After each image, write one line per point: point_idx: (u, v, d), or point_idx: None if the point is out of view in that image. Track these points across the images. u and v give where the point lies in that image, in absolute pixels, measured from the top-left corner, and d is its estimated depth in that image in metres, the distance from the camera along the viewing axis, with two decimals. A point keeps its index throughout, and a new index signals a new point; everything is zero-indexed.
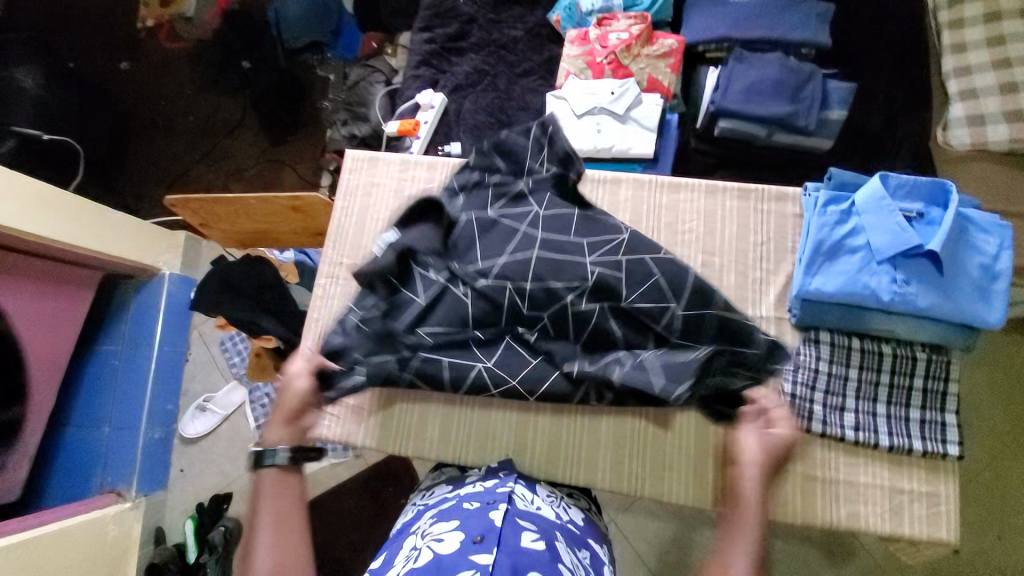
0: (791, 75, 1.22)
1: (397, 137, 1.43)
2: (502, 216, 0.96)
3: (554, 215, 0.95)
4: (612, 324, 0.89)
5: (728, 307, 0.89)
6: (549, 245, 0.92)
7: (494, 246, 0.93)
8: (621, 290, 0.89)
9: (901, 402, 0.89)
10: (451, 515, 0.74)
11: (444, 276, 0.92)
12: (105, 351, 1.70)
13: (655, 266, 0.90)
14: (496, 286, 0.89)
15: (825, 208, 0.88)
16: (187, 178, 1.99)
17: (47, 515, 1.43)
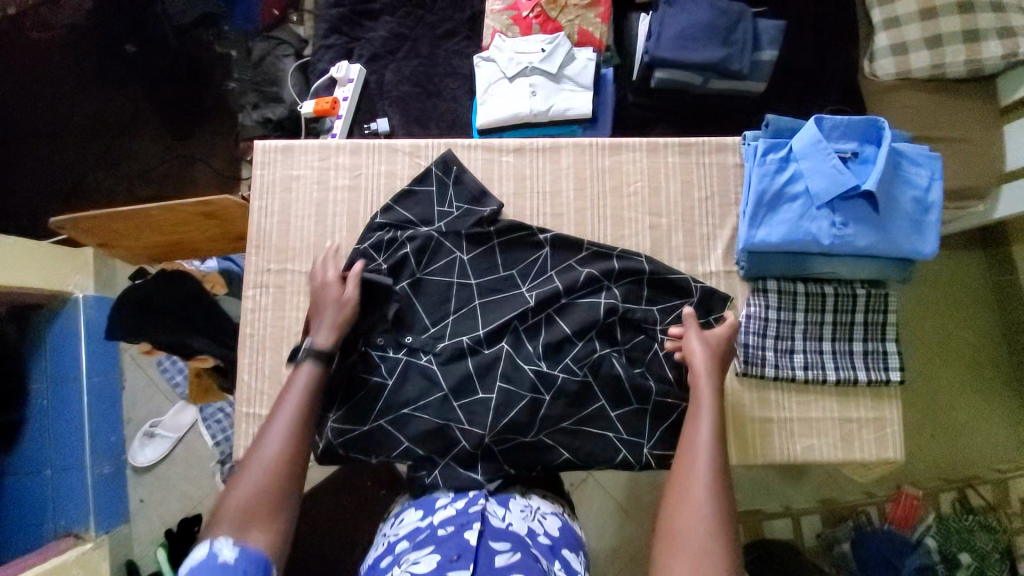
0: (722, 17, 1.18)
1: (316, 118, 1.28)
2: (433, 274, 0.93)
3: (478, 254, 0.95)
4: (563, 325, 0.90)
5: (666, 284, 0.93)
6: (486, 288, 0.93)
7: (439, 303, 0.92)
8: (559, 293, 0.91)
9: (846, 338, 0.92)
10: (423, 541, 0.69)
11: (401, 353, 0.89)
12: (30, 390, 1.53)
13: (581, 266, 0.93)
14: (455, 342, 0.89)
15: (764, 157, 0.86)
16: (86, 184, 1.76)
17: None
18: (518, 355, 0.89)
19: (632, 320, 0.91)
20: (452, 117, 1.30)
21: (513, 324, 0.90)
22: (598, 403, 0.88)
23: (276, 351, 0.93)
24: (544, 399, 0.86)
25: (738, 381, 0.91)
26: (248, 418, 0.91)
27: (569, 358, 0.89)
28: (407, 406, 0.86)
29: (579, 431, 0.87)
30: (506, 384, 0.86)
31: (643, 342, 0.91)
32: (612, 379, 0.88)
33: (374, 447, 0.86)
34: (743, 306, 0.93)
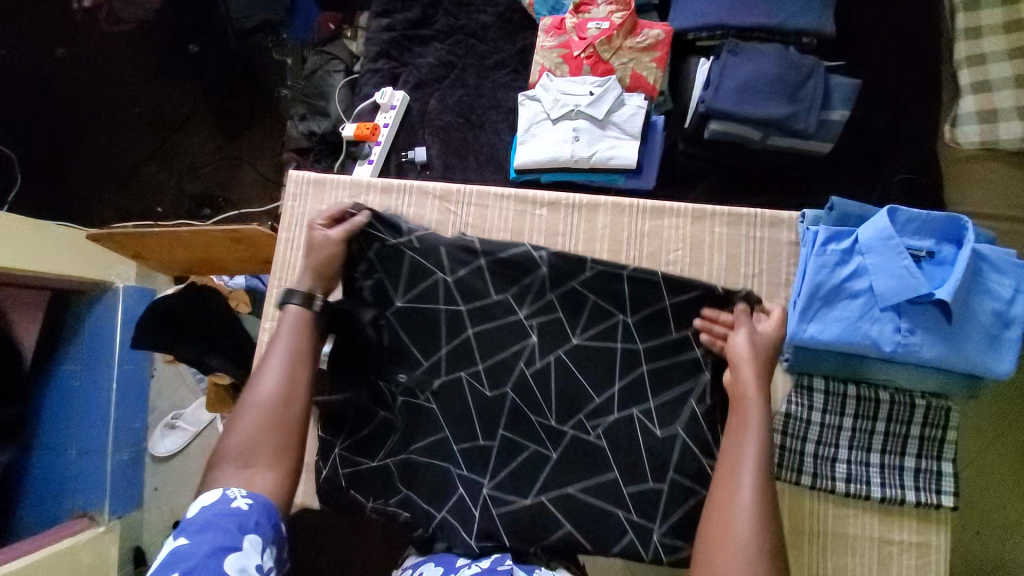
0: (791, 72, 1.09)
1: (356, 142, 1.28)
2: (412, 302, 0.85)
3: (468, 273, 0.85)
4: (577, 373, 0.84)
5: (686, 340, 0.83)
6: (479, 316, 0.85)
7: (428, 336, 0.85)
8: (567, 328, 0.85)
9: (896, 450, 0.83)
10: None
11: (399, 392, 0.85)
12: (64, 372, 1.61)
13: (588, 291, 0.84)
14: (452, 381, 0.85)
15: (824, 246, 0.78)
16: (138, 177, 1.83)
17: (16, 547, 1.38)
18: (527, 403, 0.84)
19: (659, 372, 0.83)
20: (492, 151, 1.27)
21: (518, 368, 0.84)
22: (612, 473, 0.81)
23: None
24: (553, 458, 0.83)
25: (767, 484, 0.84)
26: None
27: (581, 413, 0.83)
28: (413, 448, 0.85)
29: (586, 499, 0.81)
30: (507, 433, 0.84)
31: (676, 399, 0.82)
32: (632, 450, 0.81)
33: (374, 489, 0.85)
34: (781, 401, 0.84)
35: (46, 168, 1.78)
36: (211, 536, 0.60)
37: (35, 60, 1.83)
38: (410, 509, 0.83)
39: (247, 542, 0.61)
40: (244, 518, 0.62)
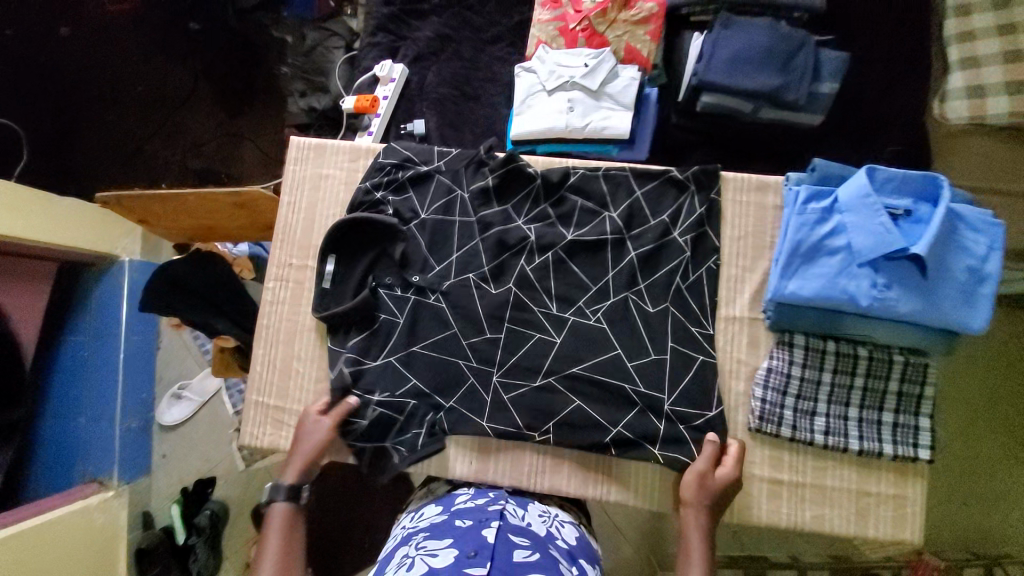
0: (781, 44, 1.12)
1: (356, 114, 1.31)
2: (436, 213, 0.96)
3: (479, 187, 0.96)
4: (577, 269, 0.92)
5: (667, 243, 0.91)
6: (486, 220, 0.95)
7: (443, 243, 0.95)
8: (561, 229, 0.93)
9: (874, 406, 0.87)
10: (443, 532, 0.75)
11: (409, 292, 0.94)
12: (70, 343, 1.64)
13: (576, 196, 0.95)
14: (460, 281, 0.93)
15: (805, 206, 0.81)
16: (142, 155, 1.85)
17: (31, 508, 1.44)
18: (528, 297, 0.92)
19: (646, 260, 0.91)
20: (489, 124, 1.29)
21: (520, 266, 0.93)
22: (613, 351, 0.89)
23: (292, 343, 0.96)
24: (573, 371, 0.89)
25: (750, 436, 0.88)
26: (257, 405, 0.95)
27: (580, 303, 0.91)
28: (418, 344, 0.92)
29: (591, 379, 0.89)
30: (512, 324, 0.91)
31: (664, 278, 0.90)
32: (629, 325, 0.89)
33: (385, 383, 0.91)
34: (763, 357, 0.89)
35: (50, 146, 1.81)
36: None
37: (39, 39, 1.86)
38: (417, 398, 0.91)
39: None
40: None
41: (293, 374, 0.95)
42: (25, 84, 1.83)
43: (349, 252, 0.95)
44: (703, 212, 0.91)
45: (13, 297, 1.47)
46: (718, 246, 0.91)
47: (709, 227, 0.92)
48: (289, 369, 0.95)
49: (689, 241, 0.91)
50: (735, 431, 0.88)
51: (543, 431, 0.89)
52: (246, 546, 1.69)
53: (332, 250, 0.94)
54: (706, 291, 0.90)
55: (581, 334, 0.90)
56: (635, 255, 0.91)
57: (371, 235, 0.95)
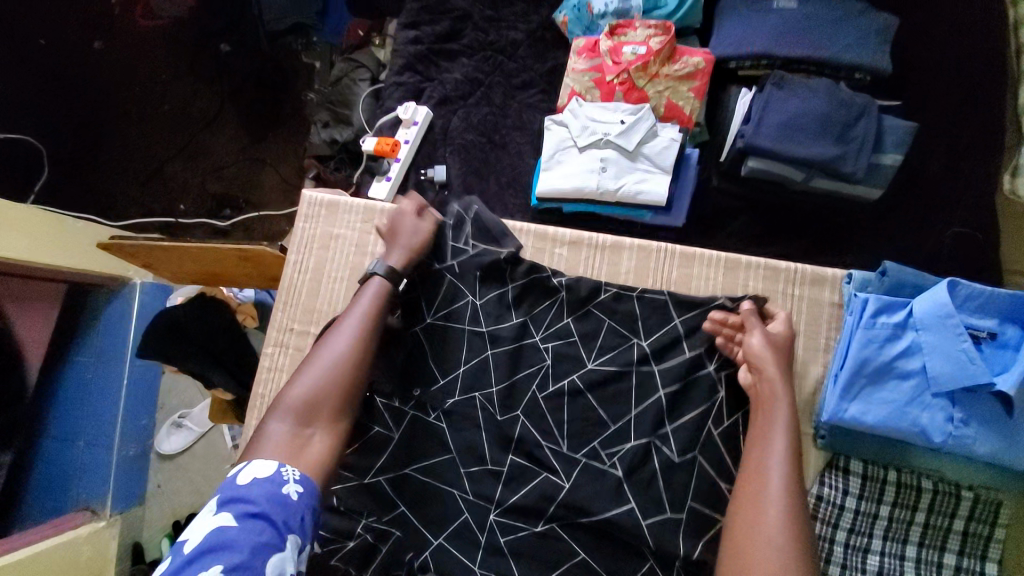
0: (841, 109, 1.01)
1: (376, 156, 1.24)
2: (440, 318, 0.86)
3: (493, 298, 0.86)
4: (595, 403, 0.81)
5: (696, 384, 0.79)
6: (499, 337, 0.84)
7: (449, 353, 0.84)
8: (582, 351, 0.83)
9: (935, 544, 0.74)
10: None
11: (408, 406, 0.83)
12: (76, 363, 1.59)
13: (603, 313, 0.84)
14: (466, 400, 0.82)
15: (873, 319, 0.70)
16: (162, 174, 1.83)
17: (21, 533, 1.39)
18: (538, 430, 0.81)
19: (673, 397, 0.79)
20: (514, 174, 1.21)
21: (530, 389, 0.82)
22: (628, 504, 0.76)
23: None
24: (581, 521, 0.76)
25: None
26: None
27: (596, 442, 0.79)
28: (412, 466, 0.81)
29: (601, 526, 0.76)
30: (518, 457, 0.80)
31: (693, 422, 0.78)
32: (651, 469, 0.77)
33: (372, 507, 0.80)
34: (811, 481, 0.76)
35: (73, 162, 1.80)
36: (258, 542, 0.57)
37: (72, 54, 1.86)
38: (402, 527, 0.79)
39: (289, 549, 0.58)
40: (291, 508, 0.61)
41: None
42: (54, 99, 1.83)
43: None
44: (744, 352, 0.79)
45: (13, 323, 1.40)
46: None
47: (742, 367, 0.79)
48: None
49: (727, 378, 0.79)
50: None
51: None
52: None
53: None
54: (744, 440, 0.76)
55: (592, 479, 0.78)
56: (661, 391, 0.79)
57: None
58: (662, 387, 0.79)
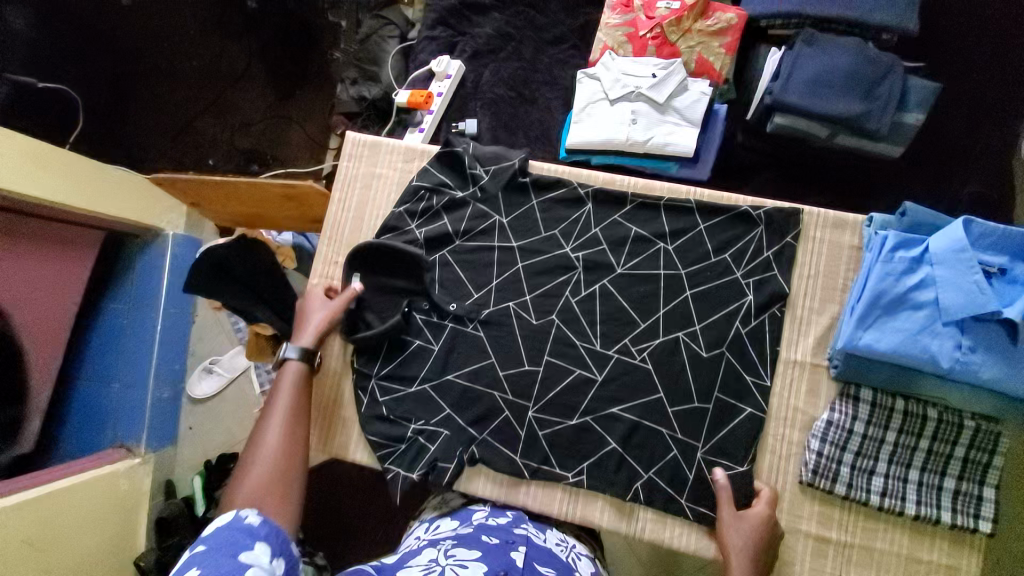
0: (868, 67, 1.04)
1: (408, 109, 1.27)
2: (472, 240, 0.93)
3: (520, 215, 0.93)
4: (625, 303, 0.89)
5: (716, 292, 0.87)
6: (528, 250, 0.92)
7: (482, 271, 0.93)
8: (611, 259, 0.90)
9: (936, 470, 0.80)
10: (470, 544, 0.75)
11: (447, 320, 0.92)
12: (112, 309, 1.68)
13: (631, 222, 0.91)
14: (500, 309, 0.91)
15: (892, 253, 0.75)
16: (191, 130, 1.86)
17: (61, 469, 1.47)
18: (572, 331, 0.89)
19: (702, 297, 0.87)
20: (544, 128, 1.24)
21: (563, 296, 0.90)
22: (657, 394, 0.86)
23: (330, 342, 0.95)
24: (613, 411, 0.87)
25: (799, 488, 0.82)
26: None
27: (626, 339, 0.88)
28: (453, 371, 0.91)
29: (630, 420, 0.86)
30: (552, 358, 0.89)
31: (722, 321, 0.86)
32: (678, 371, 0.86)
33: (419, 411, 0.90)
34: (822, 408, 0.82)
35: (105, 115, 1.84)
36: (229, 555, 0.63)
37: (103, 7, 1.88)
38: (450, 427, 0.89)
39: (259, 549, 0.65)
40: (256, 533, 0.67)
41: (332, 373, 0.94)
42: (85, 51, 1.84)
43: (380, 273, 0.93)
44: (771, 254, 0.86)
45: (55, 266, 1.47)
46: (786, 292, 0.85)
47: (778, 271, 0.86)
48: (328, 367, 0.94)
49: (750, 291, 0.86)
50: (783, 480, 0.82)
51: (575, 472, 0.87)
52: None
53: (360, 270, 0.92)
54: (768, 338, 0.85)
55: (625, 372, 0.87)
56: (687, 292, 0.87)
57: (396, 261, 0.92)
58: (687, 289, 0.87)
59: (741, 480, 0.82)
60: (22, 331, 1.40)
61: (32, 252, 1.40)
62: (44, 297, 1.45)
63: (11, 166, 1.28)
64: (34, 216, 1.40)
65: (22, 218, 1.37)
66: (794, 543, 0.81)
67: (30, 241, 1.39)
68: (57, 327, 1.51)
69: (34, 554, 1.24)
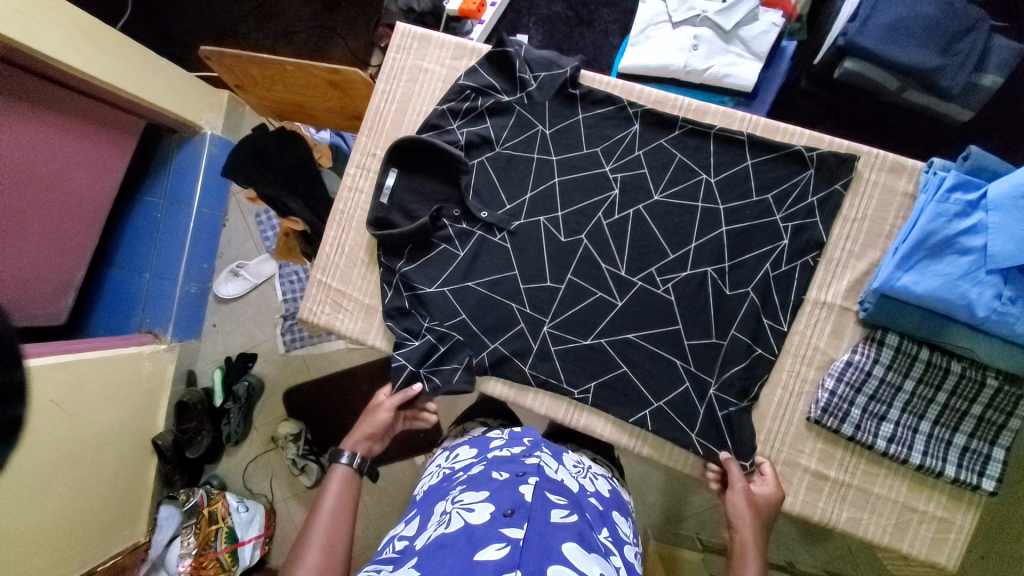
0: (951, 18, 0.96)
1: (458, 19, 1.22)
2: (511, 149, 0.91)
3: (563, 128, 0.90)
4: (656, 230, 0.86)
5: (749, 237, 0.83)
6: (566, 164, 0.89)
7: (517, 181, 0.90)
8: (649, 184, 0.87)
9: (948, 424, 0.80)
10: (479, 484, 0.72)
11: (475, 228, 0.91)
12: (149, 203, 1.75)
13: (676, 148, 0.87)
14: (531, 223, 0.89)
15: (947, 195, 0.73)
16: (235, 32, 1.82)
17: (92, 343, 1.55)
18: (599, 253, 0.87)
19: (735, 237, 0.84)
20: (595, 52, 1.20)
21: (595, 217, 0.88)
22: (674, 326, 0.85)
23: (360, 233, 0.95)
24: (628, 337, 0.86)
25: (804, 424, 0.83)
26: (319, 283, 0.96)
27: (652, 269, 0.86)
28: (473, 279, 0.90)
29: (646, 348, 0.85)
30: (576, 277, 0.88)
31: (752, 262, 0.83)
32: (701, 303, 0.84)
33: (434, 312, 0.91)
34: (844, 350, 0.82)
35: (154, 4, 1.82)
36: None
37: None
38: (462, 332, 0.90)
39: None
40: None
41: (358, 263, 0.95)
42: None
43: (415, 170, 0.92)
44: (815, 200, 0.83)
45: (96, 146, 1.47)
46: (823, 242, 0.82)
47: (820, 220, 0.82)
48: (355, 256, 0.95)
49: (786, 231, 0.83)
50: (791, 415, 0.83)
51: (582, 389, 0.87)
52: (275, 422, 1.81)
53: (397, 163, 0.91)
54: (793, 286, 0.82)
55: (645, 301, 0.86)
56: (721, 229, 0.84)
57: (432, 158, 0.91)
58: (721, 227, 0.84)
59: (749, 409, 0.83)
60: (67, 208, 1.44)
61: (80, 130, 1.41)
62: (87, 177, 1.47)
63: (68, 39, 1.26)
64: (83, 94, 1.40)
65: (68, 93, 1.36)
66: (791, 476, 0.83)
67: (73, 115, 1.38)
68: (97, 208, 1.54)
69: (59, 413, 1.33)
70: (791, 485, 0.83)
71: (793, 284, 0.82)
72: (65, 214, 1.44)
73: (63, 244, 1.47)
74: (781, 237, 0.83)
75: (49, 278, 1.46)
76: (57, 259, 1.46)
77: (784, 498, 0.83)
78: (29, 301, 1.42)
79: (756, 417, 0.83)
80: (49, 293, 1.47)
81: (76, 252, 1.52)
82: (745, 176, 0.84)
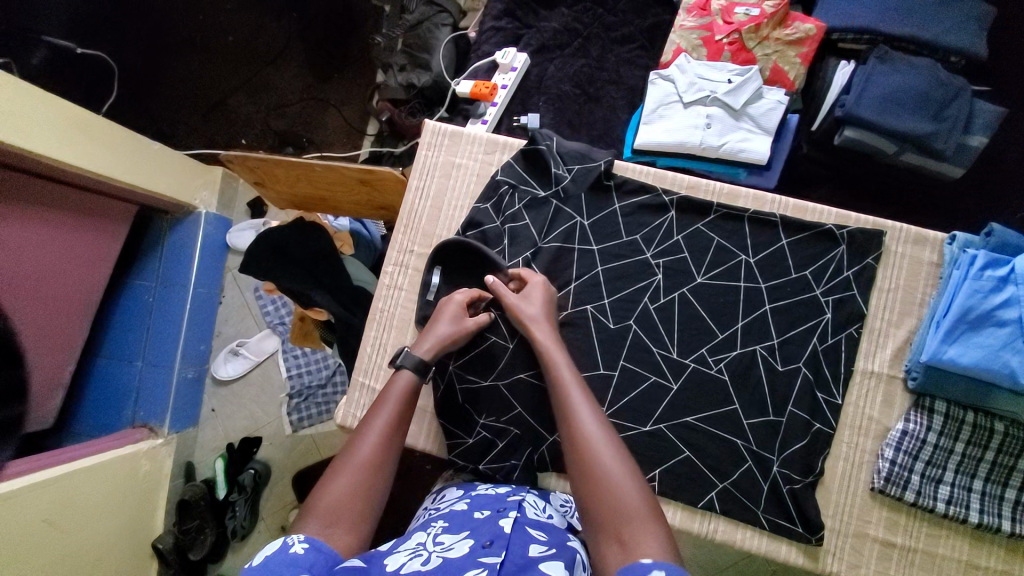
0: (937, 89, 1.03)
1: (469, 99, 1.26)
2: (554, 242, 0.92)
3: (602, 218, 0.93)
4: (704, 312, 0.88)
5: (793, 314, 0.88)
6: (608, 253, 0.91)
7: (562, 271, 0.91)
8: (691, 267, 0.90)
9: (999, 481, 0.82)
10: (460, 524, 0.66)
11: None
12: (137, 287, 1.50)
13: (713, 232, 0.91)
14: (580, 311, 0.89)
15: (980, 272, 0.80)
16: (224, 108, 1.61)
17: (74, 451, 1.26)
18: (650, 338, 0.88)
19: (780, 313, 0.88)
20: (607, 125, 1.24)
21: (643, 302, 0.89)
22: (733, 405, 0.86)
23: (403, 331, 0.94)
24: (688, 421, 0.86)
25: (869, 494, 0.84)
26: (362, 387, 0.93)
27: (704, 349, 0.88)
28: (525, 371, 0.89)
29: (703, 429, 0.85)
30: (628, 363, 0.88)
31: (799, 337, 0.87)
32: (754, 381, 0.86)
33: (488, 407, 0.89)
34: (897, 419, 0.85)
35: None
36: None
37: None
38: (520, 426, 0.88)
39: None
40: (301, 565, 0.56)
41: None
42: None
43: (454, 267, 0.90)
44: (851, 274, 0.88)
45: (85, 239, 1.23)
46: (863, 314, 0.87)
47: (858, 292, 0.87)
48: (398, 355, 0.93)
49: (828, 309, 0.87)
50: (855, 486, 0.84)
51: (648, 478, 0.85)
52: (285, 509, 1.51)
53: (440, 260, 0.90)
54: (841, 359, 0.86)
55: (699, 383, 0.87)
56: (766, 306, 0.88)
57: (471, 256, 0.89)
58: (766, 304, 0.88)
59: (815, 484, 0.84)
60: (54, 304, 1.20)
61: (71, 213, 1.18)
62: (77, 266, 1.23)
63: (49, 130, 1.06)
64: (58, 182, 1.16)
65: (50, 185, 1.14)
66: (862, 549, 0.83)
67: (57, 207, 1.16)
68: (88, 299, 1.30)
69: (52, 535, 1.08)
70: (863, 559, 0.83)
71: (839, 357, 0.86)
72: (51, 312, 1.19)
73: (50, 347, 1.22)
74: (827, 314, 0.87)
75: (25, 393, 1.18)
76: (41, 366, 1.21)
77: (859, 571, 0.82)
78: (9, 420, 1.16)
79: (822, 492, 0.84)
80: (36, 394, 1.22)
81: (60, 362, 1.25)
82: (782, 255, 0.89)
